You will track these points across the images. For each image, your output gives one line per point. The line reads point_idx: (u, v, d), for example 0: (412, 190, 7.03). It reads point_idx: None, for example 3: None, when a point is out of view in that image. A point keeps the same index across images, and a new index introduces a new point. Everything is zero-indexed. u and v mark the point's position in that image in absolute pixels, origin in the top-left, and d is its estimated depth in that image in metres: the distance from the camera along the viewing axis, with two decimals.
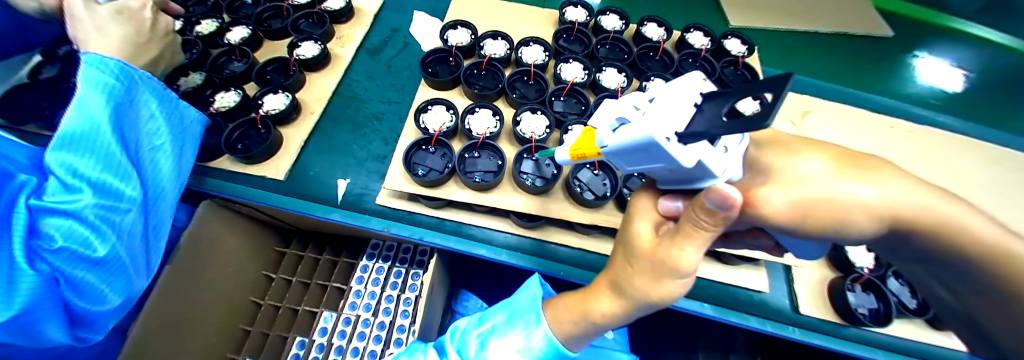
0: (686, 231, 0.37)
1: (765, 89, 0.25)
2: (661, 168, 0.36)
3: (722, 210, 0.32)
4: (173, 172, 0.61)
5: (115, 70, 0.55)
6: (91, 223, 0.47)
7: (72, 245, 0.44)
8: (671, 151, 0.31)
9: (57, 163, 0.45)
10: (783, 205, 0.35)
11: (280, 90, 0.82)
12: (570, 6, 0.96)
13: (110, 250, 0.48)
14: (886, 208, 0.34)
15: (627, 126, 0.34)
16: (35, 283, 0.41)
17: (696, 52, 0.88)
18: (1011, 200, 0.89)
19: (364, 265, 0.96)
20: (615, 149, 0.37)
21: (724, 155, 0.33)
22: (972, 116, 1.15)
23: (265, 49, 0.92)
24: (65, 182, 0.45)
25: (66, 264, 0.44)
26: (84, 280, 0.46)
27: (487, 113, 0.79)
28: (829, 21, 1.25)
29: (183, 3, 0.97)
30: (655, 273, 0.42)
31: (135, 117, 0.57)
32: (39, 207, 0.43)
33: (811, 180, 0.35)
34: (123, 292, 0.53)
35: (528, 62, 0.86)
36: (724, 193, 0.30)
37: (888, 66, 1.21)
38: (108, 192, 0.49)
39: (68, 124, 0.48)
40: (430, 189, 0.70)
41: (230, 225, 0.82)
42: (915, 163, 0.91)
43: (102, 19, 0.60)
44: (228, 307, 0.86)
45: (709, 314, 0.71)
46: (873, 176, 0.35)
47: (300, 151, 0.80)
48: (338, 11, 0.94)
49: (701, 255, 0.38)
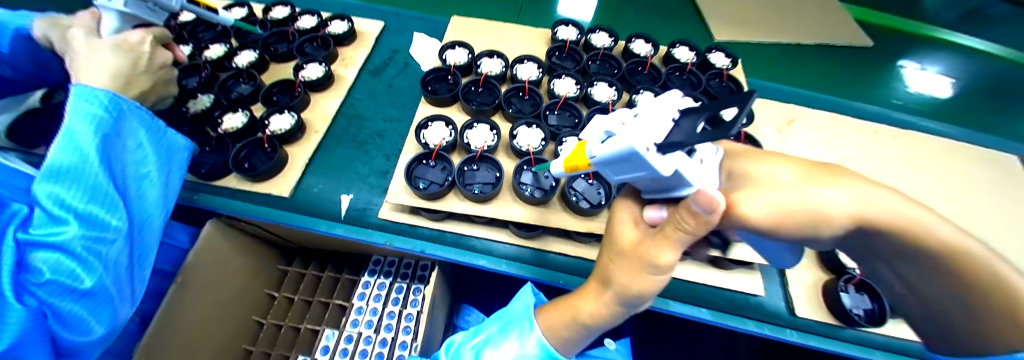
0: (667, 231, 0.40)
1: (734, 102, 0.29)
2: (643, 177, 0.39)
3: (705, 212, 0.34)
4: (161, 200, 0.61)
5: (105, 101, 0.53)
6: (78, 255, 0.47)
7: (59, 278, 0.46)
8: (651, 161, 0.34)
9: (44, 194, 0.46)
10: (762, 208, 0.38)
11: (286, 110, 0.85)
12: (562, 25, 1.00)
13: (96, 281, 0.48)
14: (860, 211, 0.36)
15: (613, 138, 0.37)
16: (23, 317, 0.42)
17: (683, 65, 0.93)
18: (994, 199, 0.91)
19: (365, 281, 0.97)
20: (602, 160, 0.39)
21: (699, 165, 0.37)
22: (956, 119, 1.19)
23: (271, 73, 0.96)
24: (51, 213, 0.46)
25: (53, 296, 0.46)
26: (69, 312, 0.47)
27: (485, 128, 0.82)
28: (811, 33, 1.30)
29: (193, 30, 1.02)
30: (635, 266, 0.44)
31: (123, 146, 0.56)
32: (27, 241, 0.45)
33: (790, 187, 0.39)
34: (108, 323, 0.52)
35: (523, 78, 0.90)
36: (709, 196, 0.33)
37: (871, 74, 1.26)
38: (94, 223, 0.49)
39: (55, 156, 0.47)
40: (431, 202, 0.73)
41: (234, 242, 0.84)
42: (902, 167, 0.93)
43: (97, 49, 0.59)
44: (232, 325, 0.87)
45: (705, 319, 0.72)
46: (845, 183, 0.38)
47: (305, 167, 0.83)
48: (341, 34, 0.99)
49: (677, 254, 0.41)
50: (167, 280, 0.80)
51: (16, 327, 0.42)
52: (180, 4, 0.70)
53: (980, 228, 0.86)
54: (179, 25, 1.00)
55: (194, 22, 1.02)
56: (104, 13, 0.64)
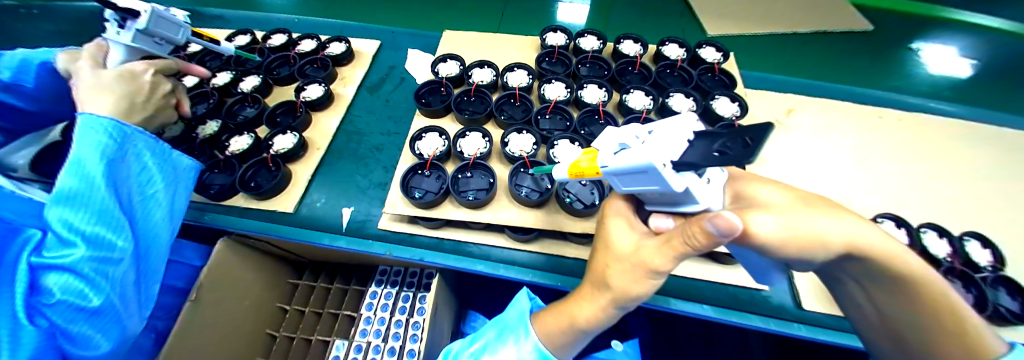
0: (673, 244, 0.38)
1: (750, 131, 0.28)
2: (654, 191, 0.39)
3: (722, 236, 0.32)
4: (167, 219, 0.63)
5: (109, 128, 0.56)
6: (87, 276, 0.49)
7: (69, 297, 0.48)
8: (667, 178, 0.33)
9: (55, 219, 0.48)
10: (777, 231, 0.36)
11: (288, 130, 0.89)
12: (551, 31, 1.03)
13: (104, 300, 0.50)
14: (849, 235, 0.38)
15: (628, 150, 0.37)
16: (36, 337, 0.46)
17: (672, 63, 0.94)
18: (1008, 181, 0.88)
19: (373, 291, 0.99)
20: (615, 170, 0.39)
21: (708, 185, 0.38)
22: (969, 101, 1.14)
23: (274, 95, 1.01)
24: (61, 237, 0.48)
25: (63, 316, 0.48)
26: (79, 332, 0.49)
27: (478, 136, 0.84)
28: (806, 22, 1.29)
29: (201, 60, 1.07)
30: (633, 276, 0.44)
31: (128, 170, 0.58)
32: (40, 263, 0.47)
33: (791, 208, 0.39)
34: (116, 338, 0.54)
35: (513, 85, 0.92)
36: (732, 221, 0.31)
37: (873, 59, 1.24)
38: (101, 244, 0.51)
39: (63, 182, 0.49)
40: (427, 210, 0.74)
41: (245, 259, 0.87)
42: (908, 151, 0.91)
43: (103, 84, 0.63)
44: (246, 340, 0.90)
45: (709, 315, 0.70)
46: (836, 213, 0.40)
47: (309, 184, 0.87)
48: (339, 55, 1.03)
49: (671, 262, 0.41)
50: (182, 297, 0.83)
51: (31, 347, 0.46)
52: (184, 37, 0.75)
53: (993, 211, 0.83)
54: (188, 56, 1.06)
55: (202, 53, 1.08)
56: (112, 46, 0.70)
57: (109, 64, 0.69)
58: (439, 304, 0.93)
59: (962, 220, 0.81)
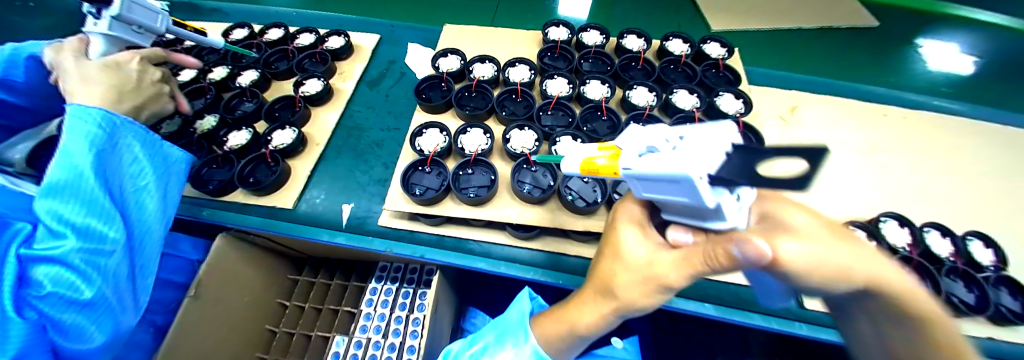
0: (691, 259, 0.38)
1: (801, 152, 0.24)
2: (679, 202, 0.37)
3: (747, 262, 0.31)
4: (159, 211, 0.62)
5: (97, 117, 0.55)
6: (78, 268, 0.49)
7: (60, 290, 0.47)
8: (701, 189, 0.31)
9: (45, 211, 0.47)
10: (800, 254, 0.36)
11: (287, 125, 0.88)
12: (552, 26, 1.01)
13: (96, 292, 0.50)
14: (865, 269, 0.38)
15: (657, 156, 0.34)
16: (23, 330, 0.45)
17: (676, 58, 0.92)
18: (1015, 181, 0.87)
19: (373, 287, 0.98)
20: (641, 174, 0.37)
21: (739, 202, 0.35)
22: (976, 99, 1.13)
23: (273, 89, 1.00)
24: (51, 229, 0.47)
25: (53, 308, 0.47)
26: (72, 323, 0.49)
27: (479, 132, 0.83)
28: (812, 18, 1.27)
29: (199, 54, 1.06)
30: (643, 282, 0.44)
31: (118, 161, 0.57)
32: (29, 256, 0.46)
33: (809, 231, 0.39)
34: (109, 331, 0.54)
35: (515, 81, 0.90)
36: (761, 252, 0.30)
37: (877, 56, 1.23)
38: (92, 236, 0.50)
39: (52, 174, 0.49)
40: (428, 207, 0.74)
41: (243, 254, 0.86)
42: (916, 149, 0.90)
43: (90, 77, 0.62)
44: (246, 336, 0.90)
45: (711, 313, 0.70)
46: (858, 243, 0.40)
47: (308, 179, 0.86)
48: (337, 49, 1.02)
49: (684, 277, 0.41)
50: (181, 292, 0.83)
51: (20, 338, 0.45)
52: (164, 25, 0.74)
53: (998, 211, 0.82)
54: (185, 50, 1.05)
55: (200, 47, 1.07)
56: (93, 38, 0.68)
57: (92, 55, 0.67)
58: (439, 301, 0.93)
59: (967, 219, 0.80)
